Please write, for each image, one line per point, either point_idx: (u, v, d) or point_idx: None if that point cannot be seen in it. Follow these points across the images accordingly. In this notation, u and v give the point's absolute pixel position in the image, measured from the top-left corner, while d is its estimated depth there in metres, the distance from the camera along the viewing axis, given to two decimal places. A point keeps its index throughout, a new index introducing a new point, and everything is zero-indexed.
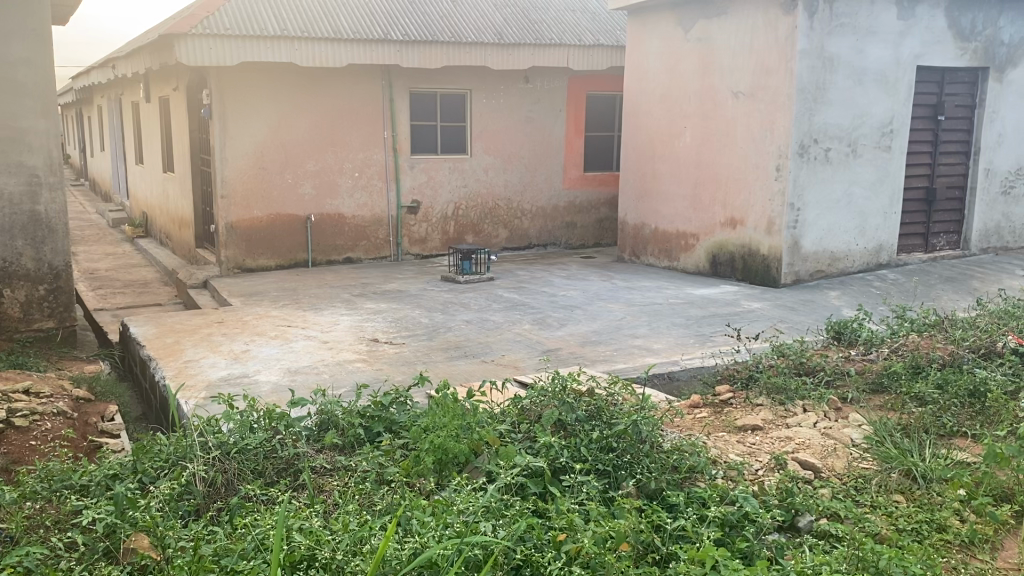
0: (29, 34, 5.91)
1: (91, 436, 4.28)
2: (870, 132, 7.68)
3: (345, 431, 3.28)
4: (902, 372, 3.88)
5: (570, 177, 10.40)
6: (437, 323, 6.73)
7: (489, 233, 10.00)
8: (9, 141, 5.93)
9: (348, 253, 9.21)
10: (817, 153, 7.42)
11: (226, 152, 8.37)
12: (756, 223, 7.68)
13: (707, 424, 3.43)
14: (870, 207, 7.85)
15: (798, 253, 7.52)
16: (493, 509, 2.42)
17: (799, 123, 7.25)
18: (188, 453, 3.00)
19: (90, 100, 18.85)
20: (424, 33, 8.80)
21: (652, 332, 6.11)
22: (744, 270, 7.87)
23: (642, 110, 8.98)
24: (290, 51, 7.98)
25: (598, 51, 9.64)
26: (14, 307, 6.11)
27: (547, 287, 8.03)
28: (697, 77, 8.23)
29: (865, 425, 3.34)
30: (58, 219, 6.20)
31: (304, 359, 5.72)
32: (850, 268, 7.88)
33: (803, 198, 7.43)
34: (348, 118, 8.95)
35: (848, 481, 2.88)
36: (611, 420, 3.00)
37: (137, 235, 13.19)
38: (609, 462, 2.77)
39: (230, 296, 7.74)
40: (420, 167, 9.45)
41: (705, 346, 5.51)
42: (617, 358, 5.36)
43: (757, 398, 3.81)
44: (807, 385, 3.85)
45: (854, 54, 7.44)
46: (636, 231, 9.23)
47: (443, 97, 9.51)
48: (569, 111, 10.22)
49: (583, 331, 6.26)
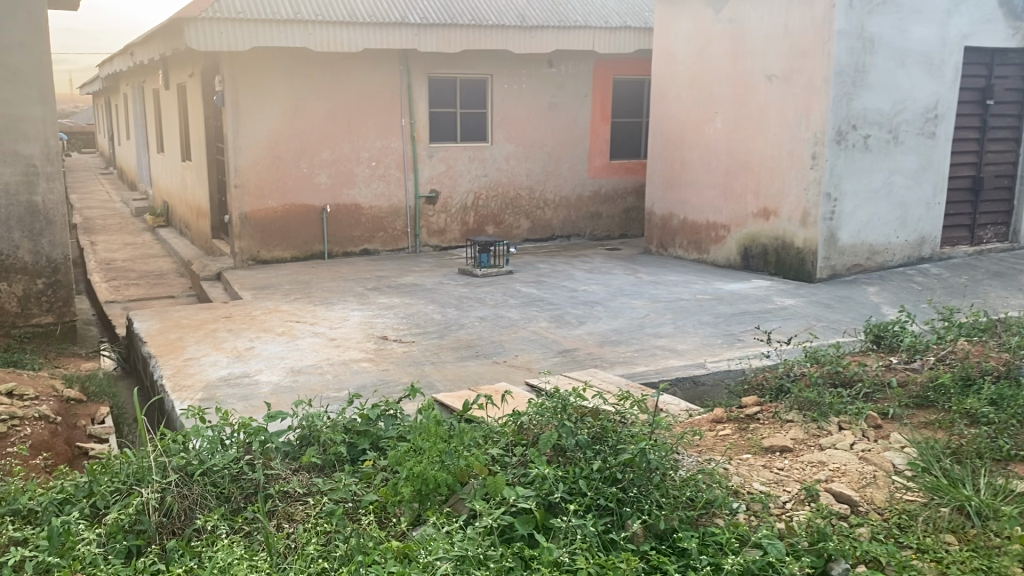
0: (25, 19, 5.66)
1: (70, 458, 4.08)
2: (911, 118, 7.22)
3: (326, 449, 2.97)
4: (952, 386, 3.46)
5: (595, 165, 10.00)
6: (450, 319, 6.43)
7: (511, 223, 9.67)
8: (4, 128, 5.70)
9: (365, 245, 8.93)
10: (855, 140, 6.97)
11: (239, 140, 8.11)
12: (791, 214, 7.26)
13: (731, 445, 3.05)
14: (912, 197, 7.39)
15: (835, 246, 7.09)
16: (471, 559, 2.11)
17: (836, 108, 6.80)
18: (145, 476, 2.68)
19: (116, 88, 18.81)
20: (443, 16, 8.48)
21: (676, 332, 5.77)
22: (778, 264, 7.46)
23: (670, 95, 8.54)
24: (304, 36, 7.68)
25: (625, 33, 9.21)
26: (12, 301, 5.90)
27: (568, 281, 7.69)
28: (729, 60, 7.78)
29: (908, 449, 2.94)
30: (56, 211, 5.95)
31: (308, 358, 5.54)
32: (889, 262, 7.44)
33: (840, 187, 6.99)
34: (363, 105, 8.65)
35: (891, 518, 2.50)
36: (617, 445, 2.62)
37: (158, 225, 13.04)
38: (612, 497, 2.42)
39: (241, 290, 7.52)
40: (439, 156, 9.13)
41: (734, 349, 5.18)
42: (636, 361, 5.07)
43: (786, 414, 3.41)
44: (844, 399, 3.45)
45: (896, 33, 6.97)
46: (664, 221, 8.82)
47: (463, 83, 9.18)
48: (594, 96, 9.81)
49: (603, 331, 5.93)
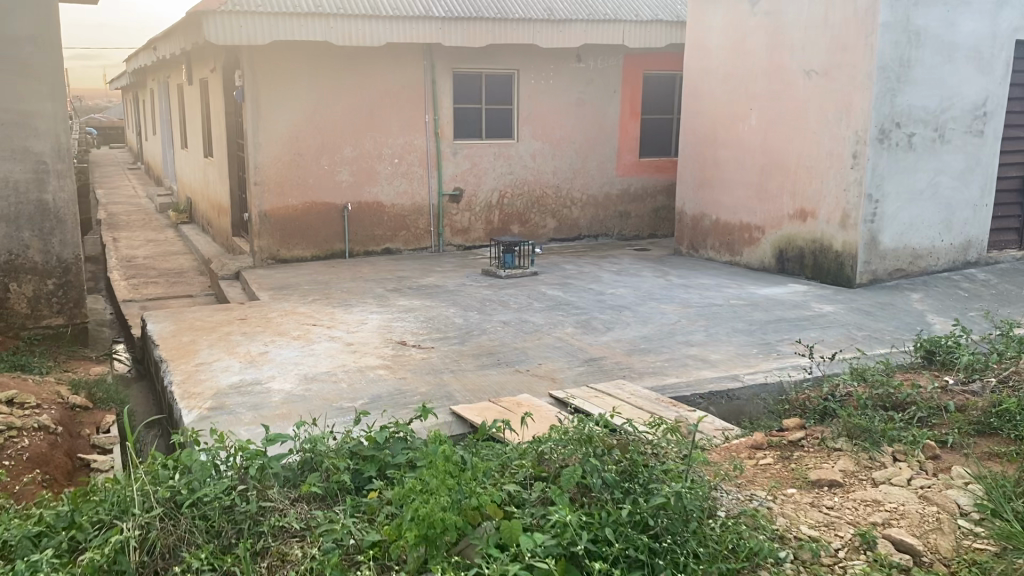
0: (36, 11, 5.47)
1: (66, 475, 3.90)
2: (958, 115, 6.85)
3: (329, 475, 2.73)
4: (1018, 413, 3.13)
5: (624, 163, 9.69)
6: (472, 324, 6.17)
7: (537, 223, 9.40)
8: (13, 124, 5.52)
9: (387, 244, 8.70)
10: (898, 138, 6.61)
11: (259, 137, 7.91)
12: (829, 216, 6.92)
13: (773, 478, 2.78)
14: (958, 198, 7.02)
15: (876, 250, 6.74)
16: None
17: (880, 105, 6.44)
18: (128, 509, 2.45)
19: (144, 83, 18.78)
20: (468, 10, 8.22)
21: (709, 340, 5.47)
22: (816, 268, 7.12)
23: (703, 91, 8.22)
24: (324, 30, 7.46)
25: (657, 27, 8.88)
26: (22, 302, 5.73)
27: (595, 284, 7.40)
28: (765, 54, 7.44)
29: (974, 487, 2.61)
30: (67, 210, 5.78)
31: (323, 365, 5.32)
32: (933, 267, 7.08)
33: (883, 188, 6.63)
34: (386, 101, 8.41)
35: (959, 572, 2.21)
36: (648, 485, 2.37)
37: (182, 221, 12.94)
38: (644, 546, 2.15)
39: (259, 290, 7.32)
40: (463, 154, 8.88)
41: (771, 361, 4.87)
42: (667, 372, 4.79)
43: (834, 441, 3.11)
44: (897, 425, 3.14)
45: (944, 27, 6.61)
46: (695, 222, 8.50)
47: (489, 78, 8.92)
48: (623, 92, 9.50)
49: (631, 337, 5.64)
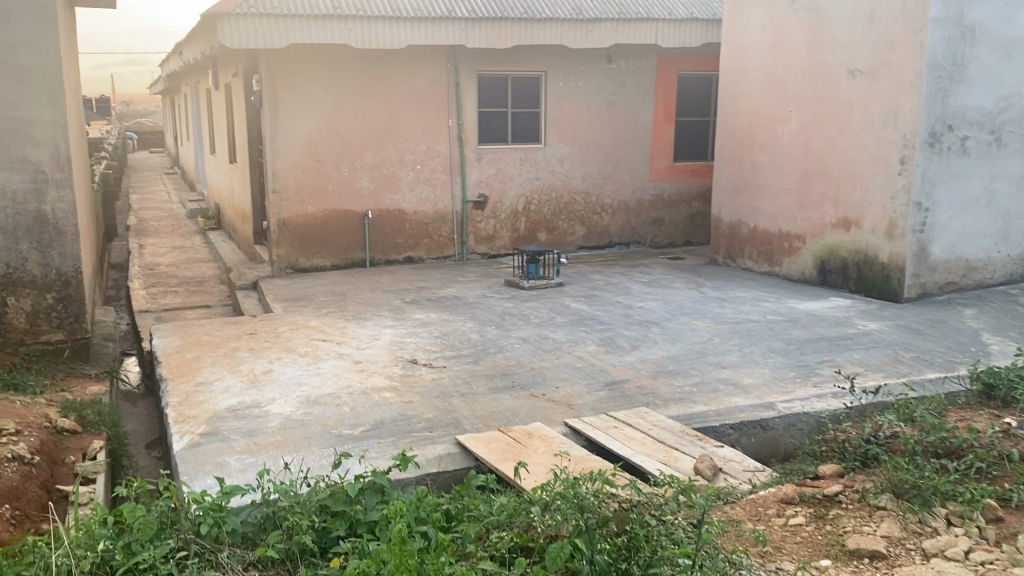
0: (35, 14, 5.24)
1: (38, 509, 3.63)
2: (1018, 117, 6.35)
3: (292, 536, 2.43)
4: None
5: (657, 168, 9.26)
6: (489, 340, 5.82)
7: (565, 230, 9.02)
8: (9, 133, 5.30)
9: (408, 252, 8.39)
10: (951, 142, 6.11)
11: (277, 143, 7.66)
12: (874, 226, 6.44)
13: (802, 547, 2.40)
14: (1016, 206, 6.52)
15: (926, 262, 6.25)
16: None
17: (930, 106, 5.96)
18: None
19: (178, 88, 18.70)
20: (493, 10, 7.88)
21: (743, 362, 5.04)
22: (860, 280, 6.64)
23: (740, 92, 7.77)
24: (343, 32, 7.16)
25: (691, 25, 8.44)
26: (20, 317, 5.51)
27: (623, 297, 6.99)
28: (806, 52, 6.97)
29: None
30: (67, 221, 5.54)
31: (328, 386, 4.99)
32: (989, 280, 6.56)
33: (933, 196, 6.14)
34: (407, 105, 8.10)
35: None
36: None
37: (209, 228, 12.77)
38: None
39: (273, 302, 7.04)
40: (488, 159, 8.54)
41: (808, 387, 4.43)
42: (695, 399, 4.38)
43: (877, 498, 2.70)
44: (952, 478, 2.74)
45: (1002, 22, 6.11)
46: (731, 230, 8.05)
47: (515, 81, 8.57)
48: (656, 95, 9.08)
49: (657, 358, 5.24)
